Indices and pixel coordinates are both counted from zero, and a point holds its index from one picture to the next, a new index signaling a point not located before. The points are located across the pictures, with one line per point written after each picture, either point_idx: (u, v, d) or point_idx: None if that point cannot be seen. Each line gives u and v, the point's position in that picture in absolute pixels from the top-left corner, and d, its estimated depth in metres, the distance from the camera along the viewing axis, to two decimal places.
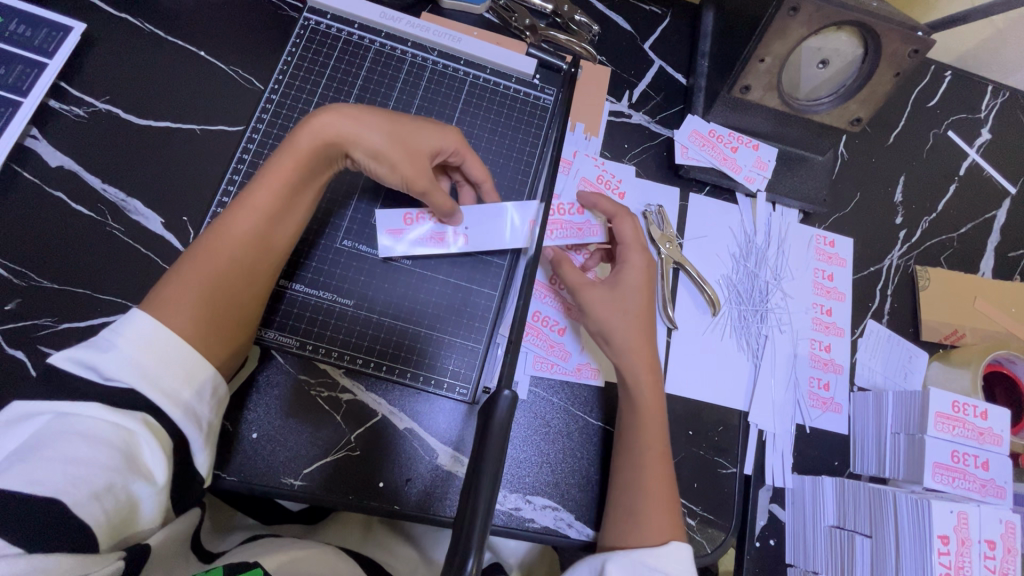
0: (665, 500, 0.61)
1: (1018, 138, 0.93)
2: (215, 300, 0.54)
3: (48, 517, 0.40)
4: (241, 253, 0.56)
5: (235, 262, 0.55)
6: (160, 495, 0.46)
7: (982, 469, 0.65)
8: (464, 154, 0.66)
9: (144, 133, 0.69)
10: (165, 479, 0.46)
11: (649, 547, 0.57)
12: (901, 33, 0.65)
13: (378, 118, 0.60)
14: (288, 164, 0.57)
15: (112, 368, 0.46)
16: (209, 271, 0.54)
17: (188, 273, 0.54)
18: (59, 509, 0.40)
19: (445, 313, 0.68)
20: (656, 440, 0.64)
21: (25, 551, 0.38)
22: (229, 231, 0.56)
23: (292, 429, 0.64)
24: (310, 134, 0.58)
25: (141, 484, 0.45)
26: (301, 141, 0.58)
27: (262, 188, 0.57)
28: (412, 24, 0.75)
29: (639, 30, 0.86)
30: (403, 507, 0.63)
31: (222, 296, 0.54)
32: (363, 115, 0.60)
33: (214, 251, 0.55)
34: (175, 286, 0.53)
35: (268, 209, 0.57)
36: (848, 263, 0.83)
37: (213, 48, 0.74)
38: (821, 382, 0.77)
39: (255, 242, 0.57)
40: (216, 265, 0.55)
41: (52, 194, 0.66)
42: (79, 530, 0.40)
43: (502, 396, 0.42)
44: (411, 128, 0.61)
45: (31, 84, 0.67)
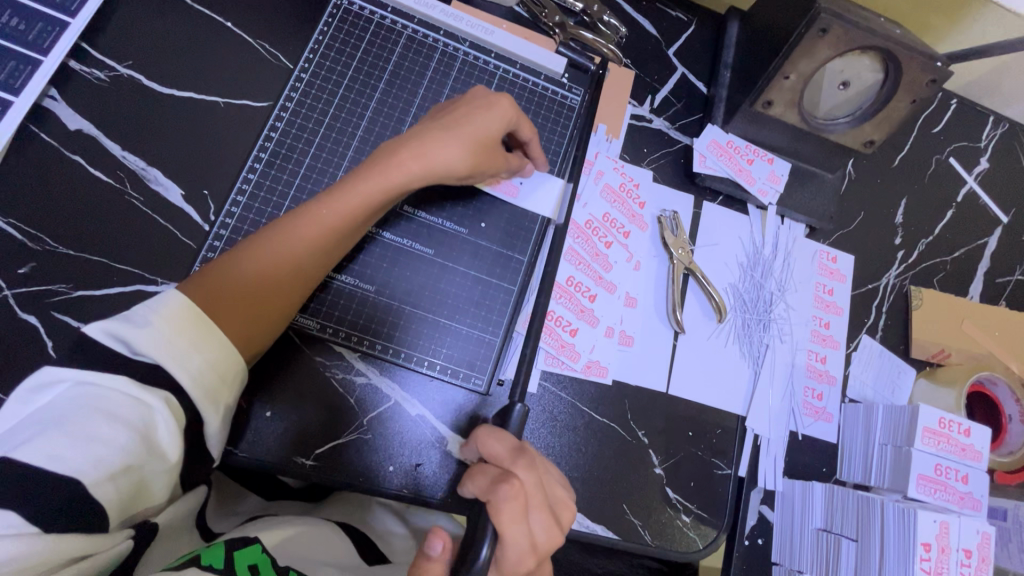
0: None
1: (1013, 169, 0.97)
2: (264, 304, 0.55)
3: (68, 495, 0.40)
4: (305, 266, 0.57)
5: (298, 276, 0.57)
6: (171, 474, 0.47)
7: (962, 483, 0.69)
8: (521, 123, 0.66)
9: (166, 102, 0.68)
10: (176, 458, 0.46)
11: None
12: (921, 62, 0.67)
13: (463, 146, 0.61)
14: (373, 186, 0.58)
15: (143, 344, 0.47)
16: (270, 279, 0.55)
17: (251, 279, 0.55)
18: (78, 488, 0.40)
19: (462, 303, 0.69)
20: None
21: (42, 530, 0.40)
22: (297, 245, 0.56)
23: (308, 409, 0.65)
24: (396, 168, 0.58)
25: (155, 464, 0.45)
26: (396, 166, 0.59)
27: (344, 206, 0.57)
28: (445, 12, 0.74)
29: (665, 36, 0.87)
30: (412, 492, 0.65)
31: (275, 301, 0.56)
32: (451, 136, 0.60)
33: (283, 258, 0.56)
34: (233, 283, 0.54)
35: (343, 237, 0.58)
36: (848, 280, 0.86)
37: (241, 20, 0.72)
38: (815, 392, 0.80)
39: (325, 251, 0.58)
40: (278, 273, 0.56)
41: (69, 158, 0.64)
42: (92, 510, 0.41)
43: (515, 408, 0.58)
44: (486, 130, 0.62)
45: (52, 43, 0.65)
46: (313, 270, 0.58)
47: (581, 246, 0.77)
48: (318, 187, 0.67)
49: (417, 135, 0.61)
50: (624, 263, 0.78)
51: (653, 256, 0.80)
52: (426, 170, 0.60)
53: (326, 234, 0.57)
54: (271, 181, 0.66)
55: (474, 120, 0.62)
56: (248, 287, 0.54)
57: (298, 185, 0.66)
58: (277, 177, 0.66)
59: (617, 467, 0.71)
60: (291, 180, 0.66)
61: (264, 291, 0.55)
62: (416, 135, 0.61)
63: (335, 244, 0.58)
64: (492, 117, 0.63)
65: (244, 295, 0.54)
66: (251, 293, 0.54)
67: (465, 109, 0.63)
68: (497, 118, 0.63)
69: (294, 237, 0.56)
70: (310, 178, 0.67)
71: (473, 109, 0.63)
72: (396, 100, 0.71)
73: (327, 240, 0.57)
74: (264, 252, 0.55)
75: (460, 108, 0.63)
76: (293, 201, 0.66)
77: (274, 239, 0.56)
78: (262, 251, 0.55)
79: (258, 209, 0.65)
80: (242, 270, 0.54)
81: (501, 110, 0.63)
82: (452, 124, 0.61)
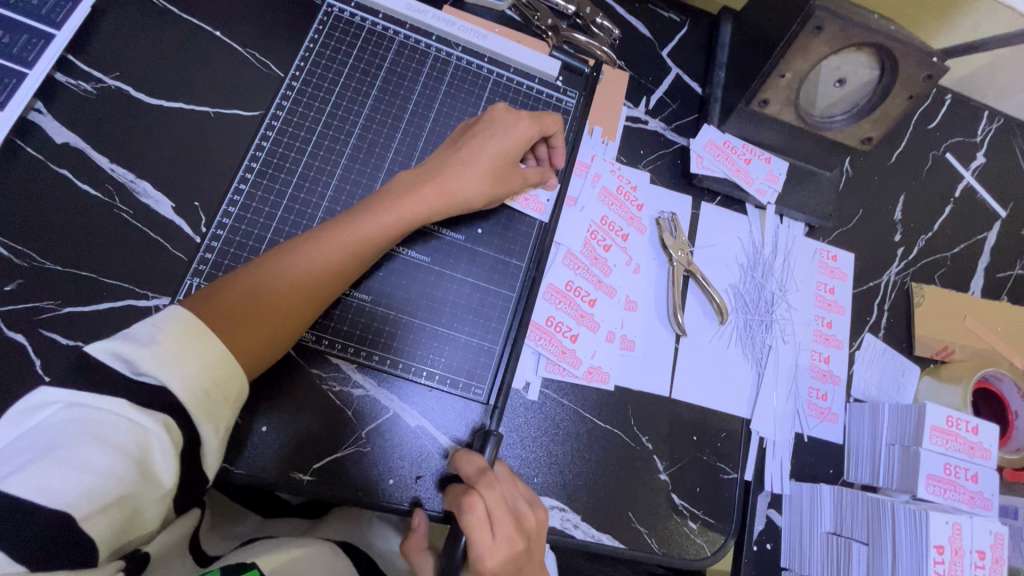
0: None
1: (1009, 163, 0.97)
2: (280, 328, 0.55)
3: (56, 530, 0.38)
4: (322, 293, 0.57)
5: (316, 299, 0.57)
6: (164, 500, 0.45)
7: (971, 482, 0.68)
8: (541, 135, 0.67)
9: (155, 113, 0.67)
10: (171, 485, 0.45)
11: None
12: (917, 58, 0.67)
13: (481, 176, 0.63)
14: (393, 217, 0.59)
15: (144, 363, 0.44)
16: (287, 305, 0.55)
17: (265, 302, 0.53)
18: (68, 522, 0.39)
19: (461, 312, 0.68)
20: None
21: (29, 569, 0.38)
22: (314, 271, 0.56)
23: (304, 425, 0.63)
24: (419, 201, 0.60)
25: (148, 491, 0.43)
26: (415, 197, 0.60)
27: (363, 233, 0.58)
28: (437, 17, 0.74)
29: (659, 37, 0.87)
30: (413, 507, 0.63)
31: (290, 323, 0.55)
32: (468, 168, 0.63)
33: (299, 282, 0.55)
34: (249, 307, 0.52)
35: (363, 263, 0.59)
36: (849, 278, 0.85)
37: (230, 29, 0.71)
38: (820, 393, 0.79)
39: (339, 278, 0.58)
40: (297, 296, 0.55)
41: (56, 172, 0.63)
42: (82, 544, 0.39)
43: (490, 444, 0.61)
44: (502, 157, 0.64)
45: (37, 55, 0.64)
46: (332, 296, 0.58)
47: (580, 250, 0.76)
48: (311, 197, 0.66)
49: (436, 167, 0.62)
50: (625, 266, 0.77)
51: (652, 258, 0.79)
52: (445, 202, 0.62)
53: (347, 258, 0.57)
54: (263, 192, 0.65)
55: (492, 148, 0.63)
56: (265, 309, 0.53)
57: (290, 195, 0.65)
58: (269, 186, 0.65)
59: (621, 475, 0.70)
60: (284, 190, 0.65)
61: (278, 314, 0.54)
62: (435, 166, 0.62)
63: (355, 272, 0.59)
64: (511, 142, 0.65)
65: (262, 318, 0.53)
66: (268, 312, 0.53)
67: (482, 135, 0.64)
68: (516, 144, 0.65)
69: (315, 261, 0.56)
70: (303, 187, 0.66)
71: (491, 135, 0.64)
72: (389, 106, 0.71)
73: (348, 266, 0.58)
74: (280, 275, 0.55)
75: (476, 135, 0.64)
76: (285, 212, 0.65)
77: (291, 266, 0.55)
78: (280, 271, 0.55)
79: (250, 220, 0.64)
80: (259, 294, 0.53)
81: (520, 135, 0.65)
82: (470, 153, 0.63)
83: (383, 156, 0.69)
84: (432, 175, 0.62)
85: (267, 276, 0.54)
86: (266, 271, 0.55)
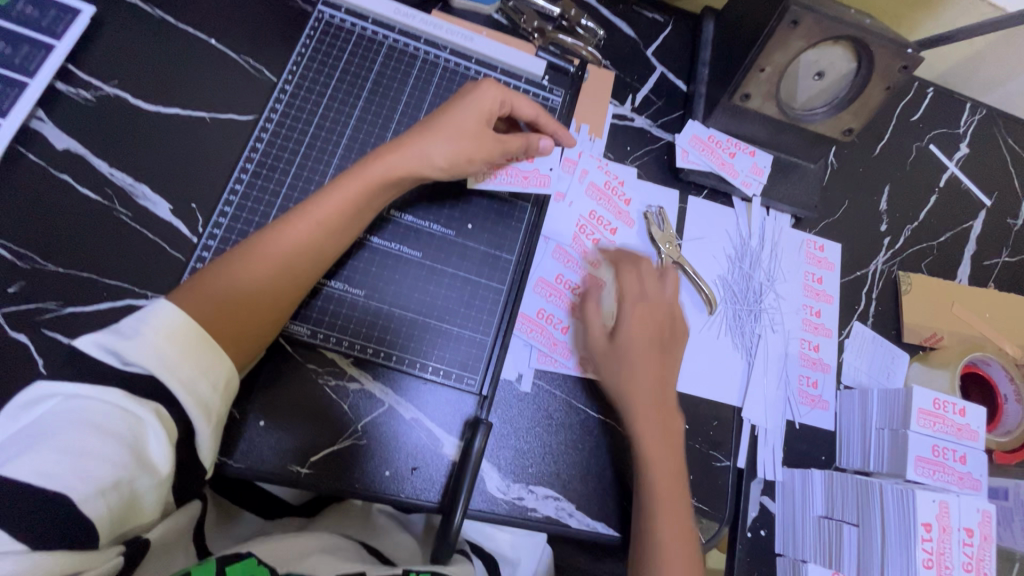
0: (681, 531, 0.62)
1: (993, 153, 0.98)
2: (260, 310, 0.56)
3: (54, 512, 0.40)
4: (291, 266, 0.58)
5: (292, 279, 0.58)
6: (162, 489, 0.46)
7: (960, 463, 0.68)
8: (507, 102, 0.67)
9: (153, 119, 0.69)
10: (167, 472, 0.46)
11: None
12: (892, 49, 0.69)
13: (450, 146, 0.63)
14: (356, 188, 0.61)
15: (133, 354, 0.47)
16: (258, 281, 0.56)
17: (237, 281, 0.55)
18: (65, 504, 0.40)
19: (452, 306, 0.69)
20: (672, 475, 0.64)
21: (29, 549, 0.39)
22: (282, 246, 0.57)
23: (301, 418, 0.64)
24: (385, 170, 0.62)
25: (145, 477, 0.44)
26: (378, 167, 0.62)
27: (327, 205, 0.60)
28: (425, 21, 0.76)
29: (643, 36, 0.89)
30: (409, 496, 0.64)
31: (269, 306, 0.57)
32: (429, 137, 0.63)
33: (267, 258, 0.57)
34: (220, 286, 0.54)
35: (334, 236, 0.61)
36: (837, 268, 0.87)
37: (224, 37, 0.74)
38: (810, 380, 0.80)
39: (309, 250, 0.59)
40: (272, 279, 0.57)
41: (57, 177, 0.65)
42: (79, 527, 0.40)
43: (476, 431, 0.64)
44: (463, 123, 0.64)
45: (38, 66, 0.66)
46: (309, 273, 0.60)
47: (570, 244, 0.78)
48: (304, 196, 0.68)
49: (400, 142, 0.64)
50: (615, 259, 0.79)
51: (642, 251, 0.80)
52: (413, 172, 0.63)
53: (312, 229, 0.59)
54: (258, 192, 0.67)
55: (452, 117, 0.64)
56: (242, 295, 0.55)
57: (284, 195, 0.67)
58: (264, 187, 0.67)
59: (616, 463, 0.70)
60: (278, 190, 0.67)
61: (251, 291, 0.56)
62: (397, 139, 0.64)
63: (328, 247, 0.60)
64: (470, 109, 0.65)
65: (239, 302, 0.55)
66: (240, 290, 0.55)
67: (443, 110, 0.65)
68: (476, 109, 0.65)
69: (285, 241, 0.58)
70: (296, 187, 0.68)
71: (450, 107, 0.65)
72: (380, 107, 0.73)
73: (318, 242, 0.59)
74: (249, 254, 0.57)
75: (437, 111, 0.66)
76: (280, 211, 0.67)
77: (259, 245, 0.57)
78: (249, 251, 0.57)
79: (245, 220, 0.66)
80: (231, 274, 0.55)
81: (479, 99, 0.65)
82: (432, 125, 0.64)
83: None
84: (394, 146, 0.63)
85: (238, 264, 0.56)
86: (236, 254, 0.57)
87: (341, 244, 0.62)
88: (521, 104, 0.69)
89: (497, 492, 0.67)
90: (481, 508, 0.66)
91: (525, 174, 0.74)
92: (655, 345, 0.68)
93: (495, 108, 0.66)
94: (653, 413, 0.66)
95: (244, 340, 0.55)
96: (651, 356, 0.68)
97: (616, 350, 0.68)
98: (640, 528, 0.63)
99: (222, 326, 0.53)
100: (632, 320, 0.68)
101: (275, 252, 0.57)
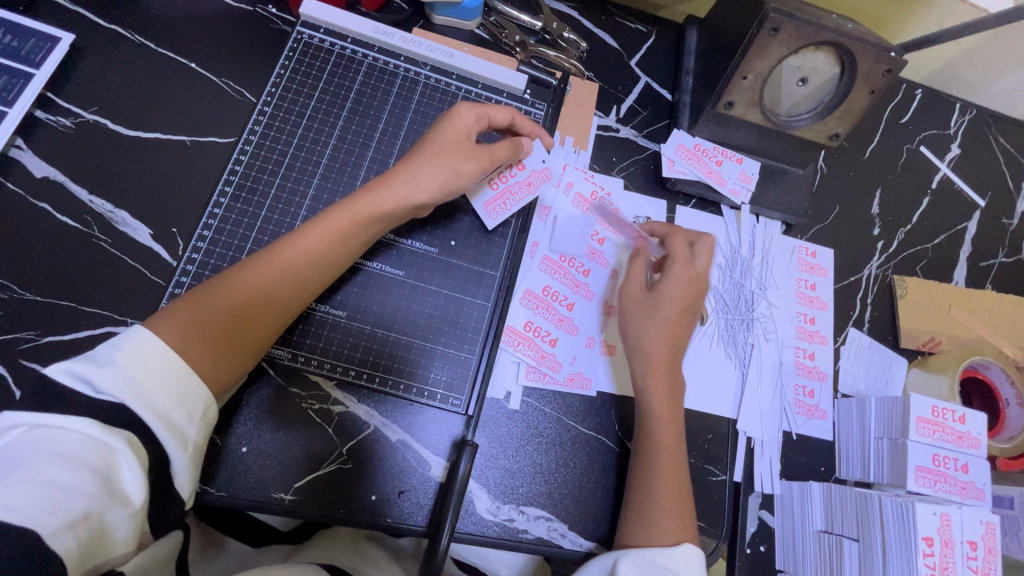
0: (677, 503, 0.61)
1: (985, 153, 0.97)
2: (243, 337, 0.56)
3: (17, 548, 0.37)
4: (276, 293, 0.57)
5: (278, 306, 0.58)
6: (134, 520, 0.45)
7: (962, 472, 0.67)
8: (483, 113, 0.68)
9: (132, 144, 0.69)
10: (140, 503, 0.45)
11: (663, 548, 0.58)
12: (875, 53, 0.68)
13: (432, 164, 0.63)
14: (345, 219, 0.60)
15: (106, 383, 0.46)
16: (242, 307, 0.56)
17: (219, 304, 0.55)
18: (30, 538, 0.38)
19: (438, 324, 0.69)
20: (674, 446, 0.64)
21: None
22: (268, 274, 0.57)
23: (285, 444, 0.63)
24: (377, 201, 0.61)
25: (117, 509, 0.43)
26: (367, 198, 0.61)
27: (315, 235, 0.59)
28: (404, 39, 0.76)
29: (627, 47, 0.89)
30: (396, 521, 0.63)
31: (250, 333, 0.56)
32: (416, 162, 0.63)
33: (251, 283, 0.56)
34: (203, 310, 0.54)
35: (323, 268, 0.60)
36: (830, 274, 0.85)
37: (204, 60, 0.74)
38: (806, 389, 0.79)
39: (294, 279, 0.58)
40: (257, 304, 0.56)
41: (36, 205, 0.65)
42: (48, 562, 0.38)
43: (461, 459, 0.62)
44: (444, 141, 0.65)
45: (17, 95, 0.66)
46: (294, 303, 0.59)
47: (557, 257, 0.77)
48: (285, 218, 0.67)
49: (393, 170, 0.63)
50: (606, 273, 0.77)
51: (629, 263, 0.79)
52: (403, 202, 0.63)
53: (301, 260, 0.58)
54: (237, 214, 0.66)
55: (436, 138, 0.65)
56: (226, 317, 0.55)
57: (264, 217, 0.67)
58: (244, 209, 0.67)
59: (608, 481, 0.69)
60: (258, 212, 0.67)
61: (233, 318, 0.55)
62: (390, 169, 0.64)
63: (315, 277, 0.60)
64: (450, 125, 0.65)
65: (222, 327, 0.54)
66: (222, 315, 0.54)
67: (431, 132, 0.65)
68: (455, 126, 0.66)
69: (274, 266, 0.57)
70: (276, 209, 0.67)
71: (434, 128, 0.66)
72: (360, 127, 0.72)
73: (305, 271, 0.59)
74: (233, 280, 0.56)
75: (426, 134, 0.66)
76: (259, 233, 0.66)
77: (244, 271, 0.57)
78: (234, 277, 0.56)
79: (224, 243, 0.65)
80: (214, 299, 0.55)
81: (455, 115, 0.66)
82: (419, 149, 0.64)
83: (355, 175, 0.70)
84: (385, 177, 0.63)
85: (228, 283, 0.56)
86: (221, 277, 0.57)
87: (328, 276, 0.61)
88: (496, 114, 0.69)
89: (487, 514, 0.65)
90: (470, 531, 0.64)
91: (526, 180, 0.75)
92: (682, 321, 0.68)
93: (471, 123, 0.67)
94: (663, 384, 0.66)
95: (225, 369, 0.54)
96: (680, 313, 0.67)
97: (656, 299, 0.68)
98: (636, 487, 0.63)
99: (203, 349, 0.52)
100: (679, 281, 0.68)
101: (259, 280, 0.57)
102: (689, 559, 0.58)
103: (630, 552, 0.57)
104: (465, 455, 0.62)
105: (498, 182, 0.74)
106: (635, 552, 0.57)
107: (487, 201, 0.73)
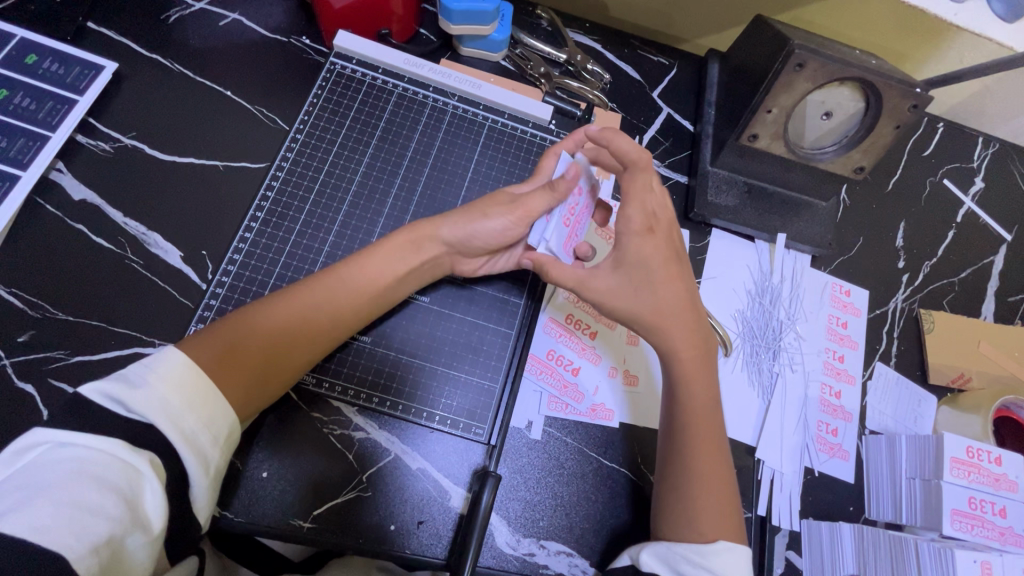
0: (722, 504, 0.59)
1: (1009, 187, 0.97)
2: (274, 371, 0.56)
3: (45, 570, 0.37)
4: (312, 330, 0.58)
5: (311, 341, 0.58)
6: (153, 546, 0.44)
7: (1000, 517, 0.65)
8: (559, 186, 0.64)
9: (167, 168, 0.70)
10: (159, 530, 0.44)
11: (694, 545, 0.56)
12: (901, 89, 0.68)
13: (469, 222, 0.63)
14: (383, 264, 0.62)
15: (138, 403, 0.46)
16: (279, 341, 0.56)
17: (260, 331, 0.56)
18: (57, 561, 0.37)
19: (461, 350, 0.69)
20: (713, 447, 0.61)
21: None
22: (305, 311, 0.58)
23: (307, 468, 0.63)
24: (404, 238, 0.63)
25: (138, 533, 0.43)
26: (404, 241, 0.63)
27: (354, 277, 0.61)
28: (434, 70, 0.78)
29: (649, 79, 0.90)
30: (415, 552, 0.62)
31: (283, 364, 0.57)
32: (457, 222, 0.64)
33: (291, 314, 0.57)
34: (244, 336, 0.55)
35: (358, 308, 0.61)
36: (864, 314, 0.84)
37: (239, 89, 0.76)
38: (830, 427, 0.77)
39: (329, 321, 0.59)
40: (290, 337, 0.57)
41: (72, 227, 0.66)
42: None
43: (482, 499, 0.61)
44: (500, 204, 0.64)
45: (60, 120, 0.68)
46: (324, 340, 0.59)
47: None
48: (313, 242, 0.68)
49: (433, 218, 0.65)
50: None
51: None
52: (427, 230, 0.64)
53: (340, 305, 0.60)
54: (267, 239, 0.68)
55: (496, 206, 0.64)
56: (260, 349, 0.55)
57: (293, 242, 0.68)
58: (273, 234, 0.68)
59: (632, 516, 0.67)
60: (287, 237, 0.68)
61: (269, 349, 0.56)
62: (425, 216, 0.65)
63: (347, 317, 0.60)
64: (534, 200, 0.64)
65: (255, 355, 0.55)
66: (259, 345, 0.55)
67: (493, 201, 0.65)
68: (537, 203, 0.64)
69: (310, 304, 0.58)
70: (305, 234, 0.69)
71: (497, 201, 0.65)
72: (388, 154, 0.74)
73: (340, 314, 0.60)
74: (275, 311, 0.57)
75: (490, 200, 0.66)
76: (288, 257, 0.67)
77: (286, 301, 0.58)
78: (278, 307, 0.57)
79: (253, 267, 0.66)
80: (257, 327, 0.56)
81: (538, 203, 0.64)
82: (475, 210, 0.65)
83: (383, 202, 0.72)
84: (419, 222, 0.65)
85: (263, 313, 0.56)
86: (266, 300, 0.58)
87: (359, 314, 0.61)
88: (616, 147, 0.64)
89: (507, 547, 0.64)
90: (491, 565, 0.63)
91: (585, 202, 0.68)
92: (679, 275, 0.64)
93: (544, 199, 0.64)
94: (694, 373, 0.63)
95: (255, 396, 0.55)
96: (679, 277, 0.63)
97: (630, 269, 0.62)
98: (674, 483, 0.60)
99: (236, 377, 0.53)
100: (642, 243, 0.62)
101: (297, 315, 0.57)
102: (732, 559, 0.55)
103: (653, 543, 0.58)
104: (488, 487, 0.61)
105: (568, 217, 0.65)
106: (662, 546, 0.57)
107: (565, 241, 0.65)
